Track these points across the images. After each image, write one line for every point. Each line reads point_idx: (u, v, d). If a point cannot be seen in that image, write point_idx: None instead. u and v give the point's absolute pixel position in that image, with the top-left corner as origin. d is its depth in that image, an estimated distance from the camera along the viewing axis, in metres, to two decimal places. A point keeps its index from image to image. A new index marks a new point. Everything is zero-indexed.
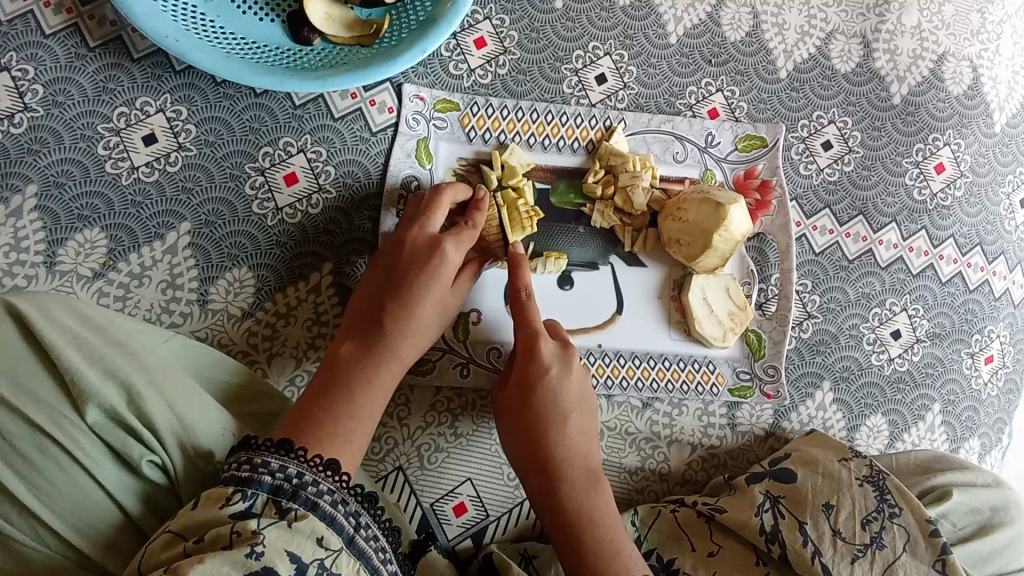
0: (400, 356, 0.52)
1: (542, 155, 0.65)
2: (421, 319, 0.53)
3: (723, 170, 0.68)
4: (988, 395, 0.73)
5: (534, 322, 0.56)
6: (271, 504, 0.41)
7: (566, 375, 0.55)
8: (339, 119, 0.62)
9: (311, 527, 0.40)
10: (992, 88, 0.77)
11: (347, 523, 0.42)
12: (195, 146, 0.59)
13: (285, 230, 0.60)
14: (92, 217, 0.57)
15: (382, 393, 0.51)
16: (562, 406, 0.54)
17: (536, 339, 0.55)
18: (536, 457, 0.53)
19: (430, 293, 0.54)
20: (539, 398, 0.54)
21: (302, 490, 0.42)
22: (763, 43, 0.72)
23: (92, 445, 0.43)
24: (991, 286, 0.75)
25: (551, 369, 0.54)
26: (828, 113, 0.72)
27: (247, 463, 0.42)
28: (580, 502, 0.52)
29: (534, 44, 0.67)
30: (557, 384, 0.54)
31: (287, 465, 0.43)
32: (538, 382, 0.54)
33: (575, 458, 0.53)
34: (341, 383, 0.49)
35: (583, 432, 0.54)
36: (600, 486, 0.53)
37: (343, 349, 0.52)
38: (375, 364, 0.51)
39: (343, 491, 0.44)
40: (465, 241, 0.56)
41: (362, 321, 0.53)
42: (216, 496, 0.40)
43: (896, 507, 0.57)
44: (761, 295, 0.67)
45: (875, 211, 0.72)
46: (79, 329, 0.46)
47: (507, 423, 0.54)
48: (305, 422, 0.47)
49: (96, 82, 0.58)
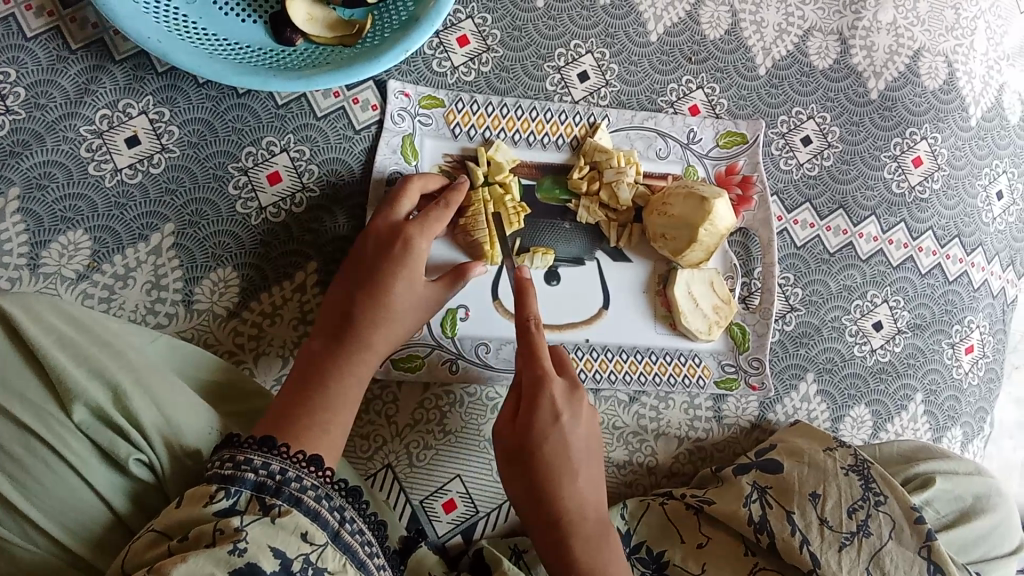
0: (373, 346, 0.53)
1: (527, 151, 0.65)
2: (394, 308, 0.54)
3: (705, 166, 0.69)
4: (968, 384, 0.74)
5: (541, 364, 0.56)
6: (254, 501, 0.41)
7: (574, 422, 0.55)
8: (322, 118, 0.62)
9: (295, 522, 0.40)
10: (967, 83, 0.79)
11: (331, 518, 0.42)
12: (178, 147, 0.59)
13: (269, 229, 0.60)
14: (76, 219, 0.57)
15: (357, 386, 0.52)
16: (571, 457, 0.54)
17: (543, 387, 0.55)
18: (546, 507, 0.53)
19: (403, 280, 0.54)
20: (548, 449, 0.54)
21: (286, 486, 0.42)
22: (742, 41, 0.72)
23: (79, 444, 0.43)
24: (970, 277, 0.76)
25: (559, 418, 0.54)
26: (806, 108, 0.73)
27: (230, 461, 0.42)
28: (592, 556, 0.52)
29: (517, 41, 0.67)
30: (565, 434, 0.54)
31: (270, 462, 0.43)
32: (546, 431, 0.54)
33: (585, 508, 0.54)
34: (316, 379, 0.50)
35: (590, 479, 0.55)
36: (610, 534, 0.54)
37: (314, 345, 0.52)
38: (348, 357, 0.52)
39: (327, 486, 0.44)
40: (431, 223, 0.56)
41: (333, 315, 0.54)
42: (200, 494, 0.40)
43: (882, 495, 0.58)
44: (745, 289, 0.68)
45: (854, 204, 0.73)
46: (64, 329, 0.46)
47: (514, 474, 0.54)
48: (283, 416, 0.48)
49: (78, 85, 0.58)
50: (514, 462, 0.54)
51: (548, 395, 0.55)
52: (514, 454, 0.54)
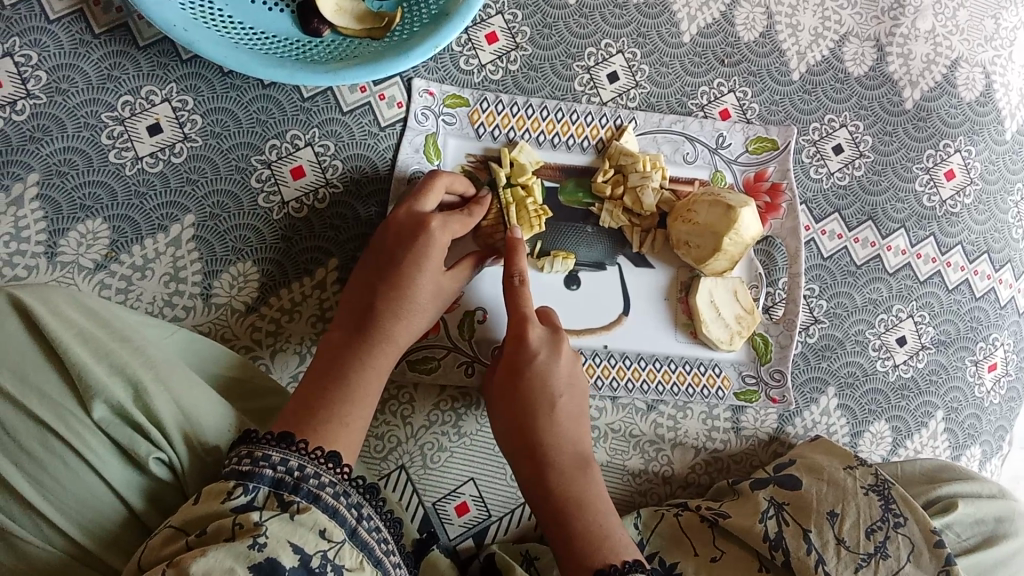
0: (395, 339, 0.51)
1: (552, 153, 0.64)
2: (415, 302, 0.52)
3: (733, 172, 0.67)
4: (990, 403, 0.73)
5: (525, 306, 0.55)
6: (272, 497, 0.40)
7: (554, 358, 0.54)
8: (347, 113, 0.61)
9: (314, 519, 0.39)
10: (1004, 95, 0.77)
11: (349, 515, 0.41)
12: (200, 137, 0.58)
13: (290, 224, 0.59)
14: (95, 207, 0.56)
15: (378, 378, 0.50)
16: (550, 391, 0.53)
17: (524, 323, 0.55)
18: (523, 440, 0.53)
19: (424, 273, 0.52)
20: (526, 383, 0.53)
21: (304, 483, 0.41)
22: (777, 44, 0.71)
23: (98, 442, 0.42)
24: (997, 294, 0.75)
25: (538, 353, 0.54)
26: (839, 116, 0.72)
27: (248, 457, 0.41)
28: (567, 489, 0.52)
29: (547, 39, 0.66)
30: (544, 368, 0.54)
31: (288, 459, 0.42)
32: (525, 367, 0.54)
33: (562, 443, 0.53)
34: (336, 370, 0.49)
35: (572, 416, 0.54)
36: (588, 470, 0.53)
37: (337, 336, 0.51)
38: (369, 352, 0.50)
39: (344, 482, 0.43)
40: (454, 221, 0.54)
41: (354, 307, 0.52)
42: (217, 491, 0.39)
43: (902, 516, 0.57)
44: (769, 299, 0.67)
45: (884, 216, 0.71)
46: (85, 324, 0.45)
47: (497, 411, 0.55)
48: (302, 410, 0.46)
49: (100, 70, 0.57)
50: (498, 399, 0.55)
51: (528, 332, 0.54)
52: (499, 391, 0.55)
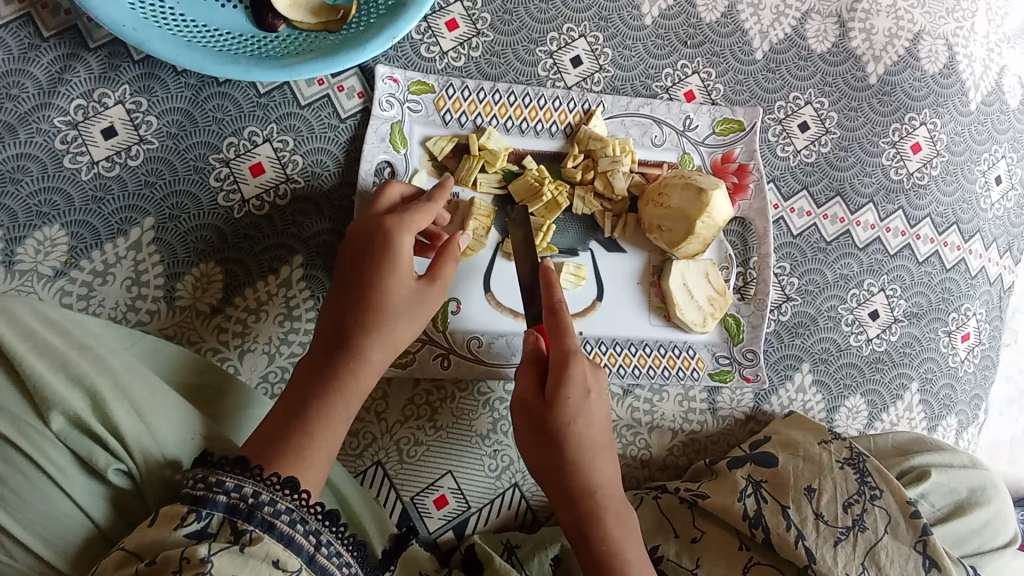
0: (369, 356, 0.49)
1: (520, 139, 0.64)
2: (388, 313, 0.50)
3: (701, 154, 0.67)
4: (965, 372, 0.74)
5: (568, 341, 0.50)
6: (226, 523, 0.39)
7: (599, 397, 0.52)
8: (306, 106, 0.60)
9: (266, 550, 0.38)
10: (967, 66, 0.77)
11: (307, 542, 0.40)
12: (156, 138, 0.57)
13: (252, 222, 0.58)
14: (52, 214, 0.55)
15: (350, 404, 0.48)
16: (588, 433, 0.51)
17: (574, 364, 0.50)
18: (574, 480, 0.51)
19: (395, 276, 0.50)
20: (577, 424, 0.51)
21: (258, 510, 0.40)
22: (739, 24, 0.71)
23: (56, 452, 0.41)
24: (967, 264, 0.75)
25: (589, 391, 0.51)
26: (804, 93, 0.71)
27: (202, 482, 0.40)
28: (620, 533, 0.51)
29: (508, 25, 0.65)
30: (589, 410, 0.51)
31: (244, 485, 0.40)
32: (577, 408, 0.50)
33: (611, 484, 0.52)
34: (305, 399, 0.46)
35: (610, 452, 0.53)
36: (629, 514, 0.52)
37: (311, 358, 0.49)
38: (341, 374, 0.48)
39: (302, 509, 0.41)
40: (416, 221, 0.52)
41: (329, 324, 0.50)
42: (170, 515, 0.38)
43: (877, 488, 0.58)
44: (740, 279, 0.67)
45: (852, 192, 0.71)
46: (42, 333, 0.44)
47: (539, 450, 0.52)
48: (268, 443, 0.44)
49: (51, 73, 0.56)
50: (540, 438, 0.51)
51: (579, 373, 0.50)
52: (540, 430, 0.51)
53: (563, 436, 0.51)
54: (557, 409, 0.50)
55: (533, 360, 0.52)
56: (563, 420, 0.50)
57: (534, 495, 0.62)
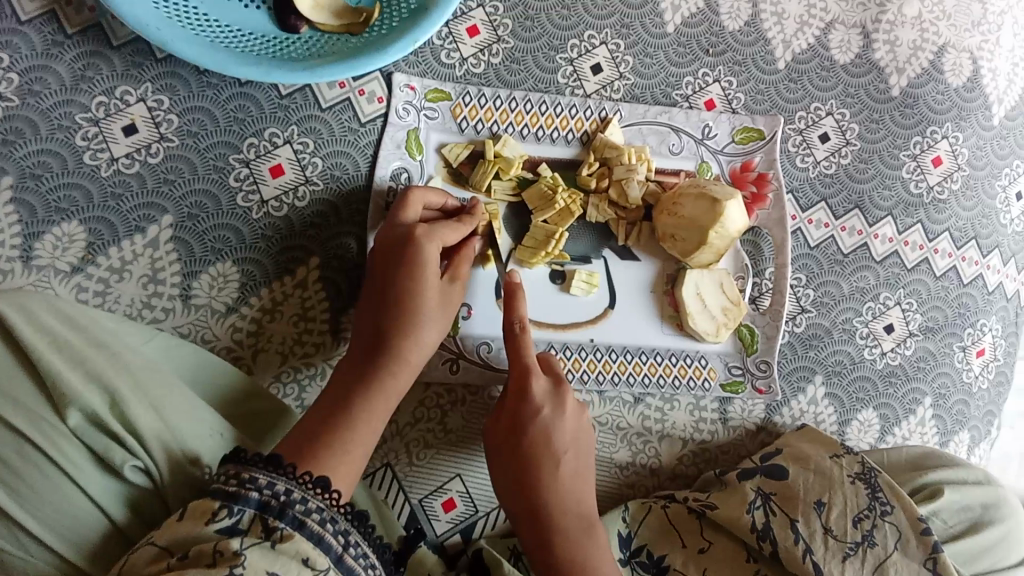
0: (408, 358, 0.50)
1: (535, 147, 0.64)
2: (421, 318, 0.51)
3: (719, 163, 0.67)
4: (979, 388, 0.74)
5: (525, 359, 0.54)
6: (258, 520, 0.39)
7: (557, 413, 0.53)
8: (327, 109, 0.61)
9: (295, 548, 0.38)
10: (992, 80, 0.77)
11: (335, 542, 0.40)
12: (176, 136, 0.58)
13: (271, 223, 0.59)
14: (71, 210, 0.55)
15: (387, 403, 0.49)
16: (554, 448, 0.53)
17: (525, 380, 0.54)
18: (534, 498, 0.52)
19: (426, 283, 0.51)
20: (530, 438, 0.53)
21: (289, 508, 0.40)
22: (762, 33, 0.70)
23: (74, 449, 0.42)
24: (985, 280, 0.75)
25: (542, 408, 0.53)
26: (825, 104, 0.71)
27: (235, 478, 0.41)
28: (571, 551, 0.51)
29: (529, 31, 0.66)
30: (543, 423, 0.53)
31: (276, 481, 0.41)
32: (530, 422, 0.53)
33: (570, 503, 0.52)
34: (343, 398, 0.48)
35: (576, 474, 0.53)
36: (593, 529, 0.53)
37: (347, 364, 0.50)
38: (379, 374, 0.49)
39: (333, 509, 0.41)
40: (440, 230, 0.53)
41: (365, 330, 0.51)
42: (203, 511, 0.39)
43: (887, 504, 0.57)
44: (755, 290, 0.67)
45: (871, 204, 0.71)
46: (61, 330, 0.45)
47: (503, 472, 0.53)
48: (306, 436, 0.45)
49: (74, 71, 0.57)
50: (503, 457, 0.53)
51: (529, 393, 0.53)
52: (500, 448, 0.54)
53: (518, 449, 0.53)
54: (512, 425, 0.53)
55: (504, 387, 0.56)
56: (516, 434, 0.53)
57: None
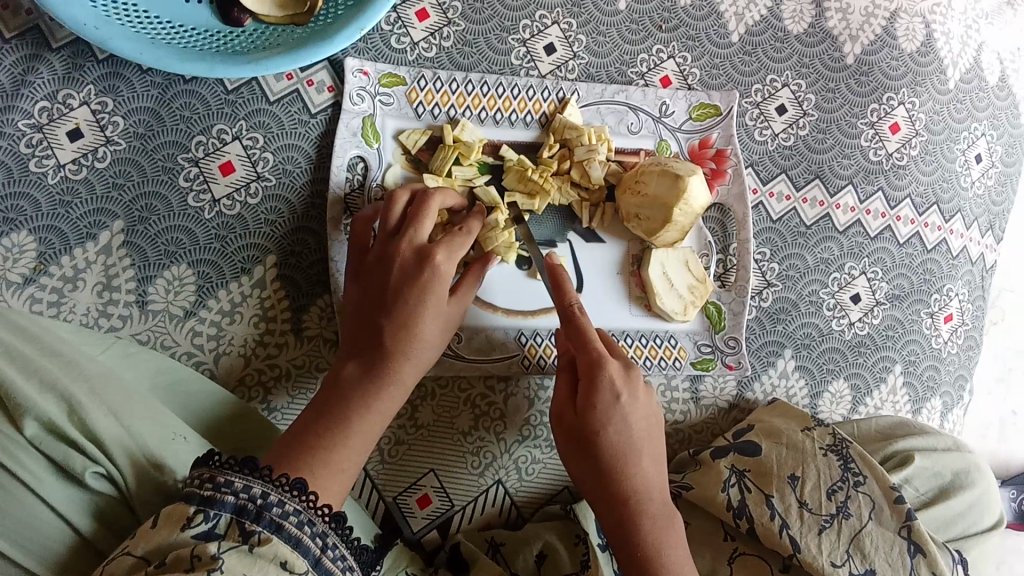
0: (405, 379, 0.49)
1: (495, 130, 0.63)
2: (422, 330, 0.49)
3: (678, 140, 0.66)
4: (948, 353, 0.74)
5: (596, 344, 0.52)
6: (235, 524, 0.38)
7: (633, 400, 0.51)
8: (275, 102, 0.59)
9: (274, 551, 0.37)
10: (945, 44, 0.77)
11: (313, 545, 0.39)
12: (123, 139, 0.56)
13: (224, 222, 0.57)
14: (19, 220, 0.54)
15: (379, 424, 0.47)
16: (632, 437, 0.50)
17: (601, 367, 0.51)
18: (614, 483, 0.50)
19: (427, 299, 0.49)
20: (609, 427, 0.50)
21: (266, 511, 0.38)
22: (713, 7, 0.70)
23: (33, 460, 0.40)
24: (949, 244, 0.75)
25: (620, 395, 0.51)
26: (781, 76, 0.71)
27: (209, 482, 0.39)
28: (658, 537, 0.49)
29: (479, 14, 0.65)
30: (621, 415, 0.50)
31: (252, 485, 0.39)
32: (609, 408, 0.50)
33: (652, 490, 0.51)
34: (337, 411, 0.46)
35: (654, 465, 0.52)
36: (674, 518, 0.51)
37: (342, 373, 0.48)
38: (376, 391, 0.47)
39: (310, 511, 0.40)
40: (456, 248, 0.51)
41: (362, 340, 0.49)
42: (177, 515, 0.38)
43: (860, 475, 0.57)
44: (720, 266, 0.66)
45: (831, 174, 0.71)
46: (11, 339, 0.44)
47: (577, 459, 0.51)
48: (300, 448, 0.44)
49: (14, 76, 0.55)
50: (577, 445, 0.51)
51: (607, 376, 0.51)
52: (577, 438, 0.51)
53: (597, 439, 0.50)
54: (589, 414, 0.50)
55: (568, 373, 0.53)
56: (595, 423, 0.50)
57: (518, 491, 0.62)
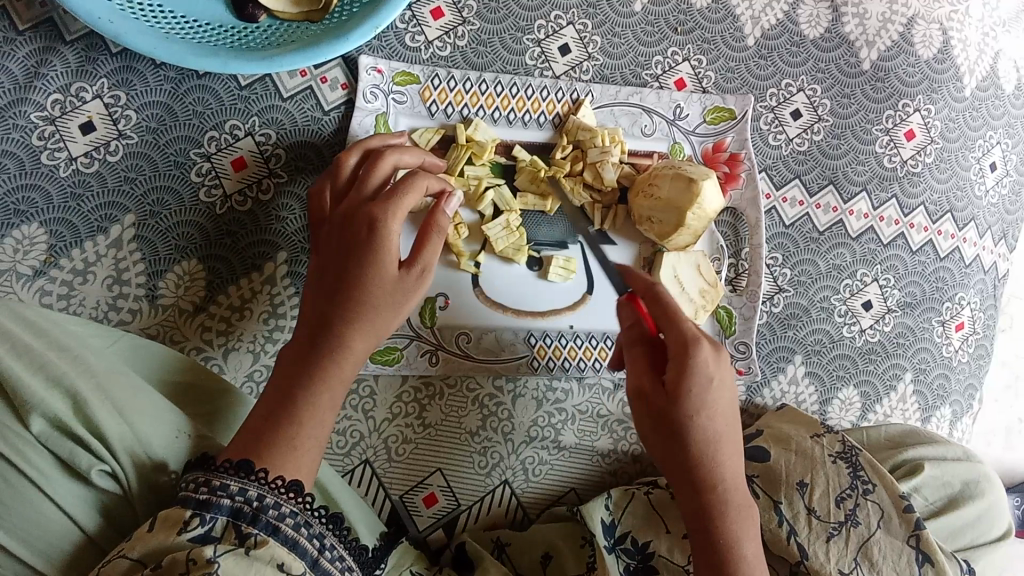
0: (359, 345, 0.45)
1: (508, 130, 0.63)
2: (376, 294, 0.46)
3: (691, 144, 0.66)
4: (959, 362, 0.73)
5: (683, 328, 0.47)
6: (231, 527, 0.37)
7: (720, 384, 0.48)
8: (288, 99, 0.59)
9: (271, 553, 0.37)
10: (962, 51, 0.76)
11: (311, 545, 0.39)
12: (136, 133, 0.56)
13: (235, 218, 0.57)
14: (30, 212, 0.53)
15: (338, 391, 0.45)
16: (715, 424, 0.48)
17: (693, 353, 0.46)
18: (695, 474, 0.48)
19: (382, 265, 0.46)
20: (700, 416, 0.47)
21: (263, 513, 0.38)
22: (730, 10, 0.69)
23: (39, 457, 0.40)
24: (962, 253, 0.74)
25: (713, 381, 0.47)
26: (796, 80, 0.70)
27: (205, 485, 0.39)
28: (738, 530, 0.48)
29: (495, 13, 0.64)
30: (711, 401, 0.47)
31: (247, 487, 0.39)
32: (698, 394, 0.47)
33: (731, 476, 0.49)
34: (288, 390, 0.43)
35: (732, 445, 0.49)
36: (749, 502, 0.49)
37: (297, 342, 0.45)
38: (326, 360, 0.44)
39: (305, 512, 0.40)
40: (397, 208, 0.47)
41: (314, 316, 0.46)
42: (172, 519, 0.37)
43: (870, 483, 0.57)
44: (732, 271, 0.66)
45: (845, 180, 0.71)
46: (18, 332, 0.43)
47: (658, 441, 0.49)
48: (253, 435, 0.42)
49: (27, 68, 0.55)
50: (659, 428, 0.48)
51: (698, 362, 0.46)
52: (660, 422, 0.48)
53: (686, 427, 0.47)
54: (677, 401, 0.47)
55: (643, 345, 0.50)
56: (684, 412, 0.47)
57: (524, 492, 0.62)
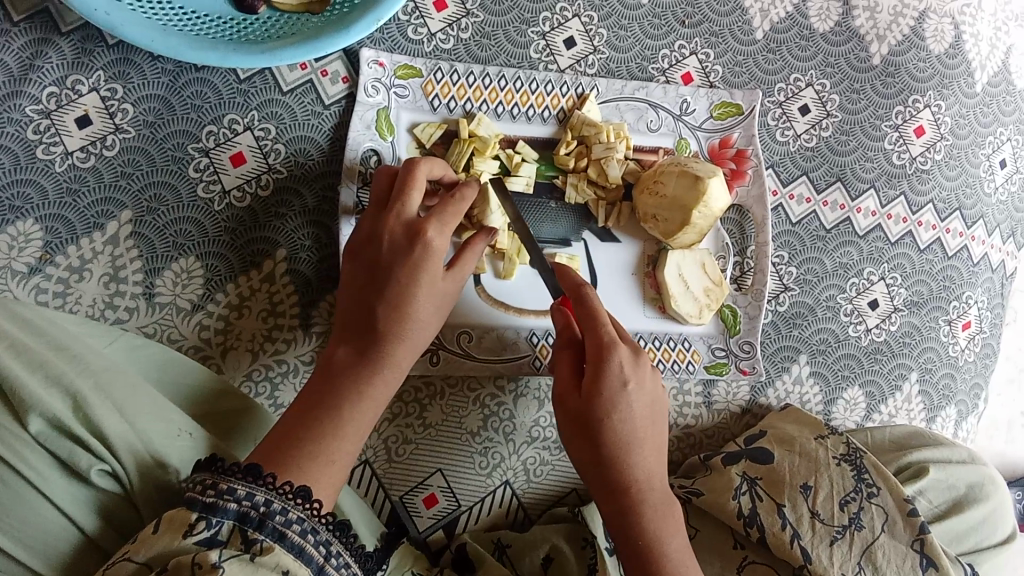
0: (400, 362, 0.46)
1: (511, 125, 0.61)
2: (418, 312, 0.47)
3: (698, 139, 0.65)
4: (965, 362, 0.73)
5: (602, 328, 0.48)
6: (237, 531, 0.37)
7: (639, 386, 0.48)
8: (288, 93, 0.58)
9: (276, 560, 0.37)
10: (973, 46, 0.75)
11: (316, 553, 0.38)
12: (133, 127, 0.55)
13: (233, 214, 0.56)
14: (25, 208, 0.53)
15: (374, 410, 0.45)
16: (634, 429, 0.48)
17: (610, 354, 0.47)
18: (614, 477, 0.48)
19: (425, 283, 0.47)
20: (615, 417, 0.47)
21: (269, 519, 0.38)
22: (738, 3, 0.68)
23: (37, 456, 0.39)
24: (970, 251, 0.74)
25: (628, 381, 0.48)
26: (805, 75, 0.69)
27: (211, 489, 0.38)
28: (660, 528, 0.48)
29: (499, 5, 0.63)
30: (627, 405, 0.48)
31: (255, 492, 0.38)
32: (615, 394, 0.47)
33: (651, 478, 0.49)
34: (327, 398, 0.44)
35: (654, 448, 0.50)
36: (672, 504, 0.49)
37: (339, 352, 0.46)
38: (369, 376, 0.45)
39: (314, 519, 0.39)
40: (449, 221, 0.49)
41: (356, 317, 0.47)
42: (178, 520, 0.36)
43: (874, 486, 0.57)
44: (738, 269, 0.65)
45: (853, 177, 0.70)
46: (16, 332, 0.42)
47: (576, 444, 0.49)
48: (287, 439, 0.42)
49: (22, 60, 0.54)
50: (579, 431, 0.48)
51: (615, 361, 0.47)
52: (579, 423, 0.48)
53: (602, 428, 0.47)
54: (593, 399, 0.47)
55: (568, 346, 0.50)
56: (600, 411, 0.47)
57: (525, 492, 0.61)
